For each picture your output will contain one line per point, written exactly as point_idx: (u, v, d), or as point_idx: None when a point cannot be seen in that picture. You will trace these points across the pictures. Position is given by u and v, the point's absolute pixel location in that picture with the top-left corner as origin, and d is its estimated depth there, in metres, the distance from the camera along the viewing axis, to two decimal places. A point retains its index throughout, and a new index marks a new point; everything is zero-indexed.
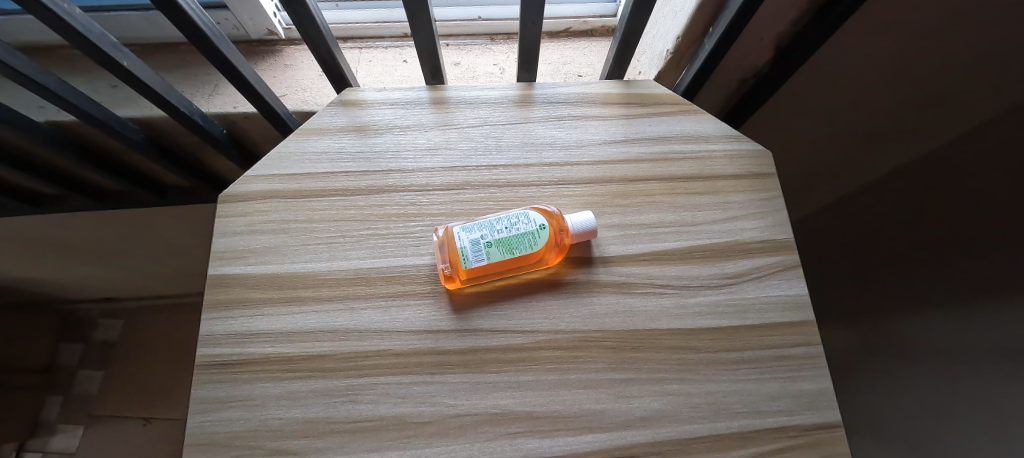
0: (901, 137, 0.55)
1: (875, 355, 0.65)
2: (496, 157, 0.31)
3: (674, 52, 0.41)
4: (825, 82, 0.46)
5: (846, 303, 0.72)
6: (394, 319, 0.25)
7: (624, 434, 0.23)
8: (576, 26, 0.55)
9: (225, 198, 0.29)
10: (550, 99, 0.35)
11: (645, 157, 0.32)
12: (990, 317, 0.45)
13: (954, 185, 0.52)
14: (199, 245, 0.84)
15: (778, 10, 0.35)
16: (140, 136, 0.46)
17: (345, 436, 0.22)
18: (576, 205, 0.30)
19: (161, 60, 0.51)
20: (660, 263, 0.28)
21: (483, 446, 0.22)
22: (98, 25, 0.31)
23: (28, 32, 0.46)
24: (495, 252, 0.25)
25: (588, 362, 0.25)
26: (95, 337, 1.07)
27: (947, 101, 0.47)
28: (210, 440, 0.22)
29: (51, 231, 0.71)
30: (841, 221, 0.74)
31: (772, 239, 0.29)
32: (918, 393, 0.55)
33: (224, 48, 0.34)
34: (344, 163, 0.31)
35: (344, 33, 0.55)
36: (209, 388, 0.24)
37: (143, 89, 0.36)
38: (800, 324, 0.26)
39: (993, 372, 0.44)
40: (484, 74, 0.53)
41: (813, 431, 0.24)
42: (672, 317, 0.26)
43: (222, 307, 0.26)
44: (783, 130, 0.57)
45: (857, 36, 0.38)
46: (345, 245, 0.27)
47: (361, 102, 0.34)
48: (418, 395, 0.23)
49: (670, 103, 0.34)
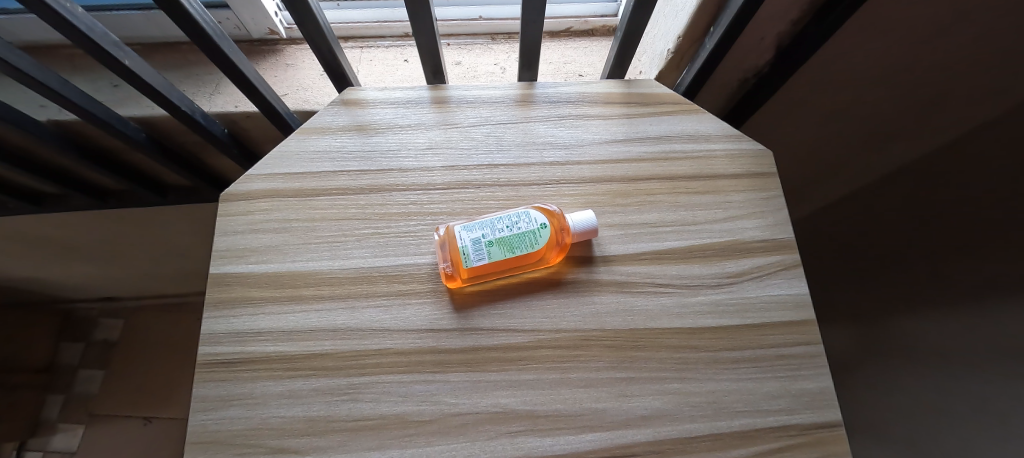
0: (902, 137, 0.55)
1: (876, 355, 0.65)
2: (496, 156, 0.31)
3: (674, 52, 0.41)
4: (826, 82, 0.46)
5: (846, 303, 0.72)
6: (395, 317, 0.25)
7: (624, 433, 0.23)
8: (577, 26, 0.55)
9: (226, 197, 0.29)
10: (550, 99, 0.35)
11: (645, 157, 0.32)
12: (992, 317, 0.45)
13: (955, 184, 0.52)
14: (199, 245, 0.85)
15: (778, 10, 0.35)
16: (142, 135, 0.46)
17: (345, 434, 0.22)
18: (577, 204, 0.30)
19: (162, 60, 0.51)
20: (661, 262, 0.28)
21: (484, 445, 0.22)
22: (100, 25, 0.31)
23: (30, 32, 0.46)
24: (496, 251, 0.25)
25: (589, 361, 0.25)
26: (95, 337, 1.07)
27: (948, 101, 0.47)
28: (212, 438, 0.22)
29: (52, 231, 0.71)
30: (841, 221, 0.74)
31: (772, 239, 0.29)
32: (918, 393, 0.55)
33: (225, 47, 0.34)
34: (345, 163, 0.31)
35: (345, 32, 0.55)
36: (210, 386, 0.24)
37: (145, 88, 0.37)
38: (801, 323, 0.26)
39: (994, 373, 0.44)
40: (485, 74, 0.53)
41: (813, 430, 0.24)
42: (673, 316, 0.26)
43: (223, 305, 0.26)
44: (784, 130, 0.57)
45: (858, 36, 0.38)
46: (346, 244, 0.27)
47: (362, 101, 0.34)
48: (419, 394, 0.23)
49: (671, 103, 0.34)
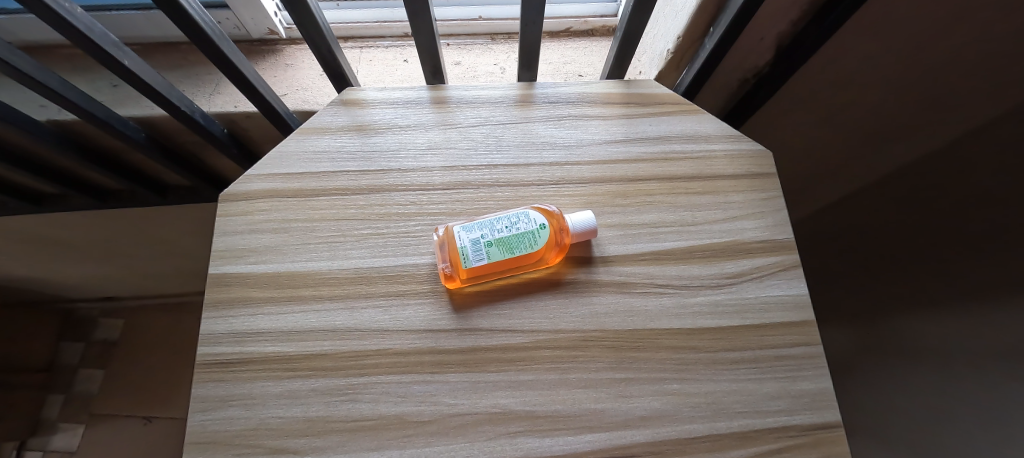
0: (903, 137, 0.55)
1: (876, 355, 0.65)
2: (496, 157, 0.31)
3: (674, 52, 0.41)
4: (826, 82, 0.46)
5: (846, 303, 0.72)
6: (395, 318, 0.25)
7: (624, 433, 0.23)
8: (576, 26, 0.55)
9: (226, 197, 0.29)
10: (550, 99, 0.35)
11: (645, 157, 0.32)
12: (992, 317, 0.45)
13: (955, 185, 0.52)
14: (199, 245, 0.85)
15: (778, 11, 0.35)
16: (141, 135, 0.46)
17: (345, 434, 0.22)
18: (576, 204, 0.30)
19: (162, 60, 0.51)
20: (660, 263, 0.28)
21: (484, 446, 0.22)
22: (99, 25, 0.31)
23: (29, 32, 0.46)
24: (495, 251, 0.25)
25: (588, 361, 0.25)
26: (95, 337, 1.07)
27: (948, 102, 0.47)
28: (211, 439, 0.22)
29: (52, 231, 0.71)
30: (840, 221, 0.74)
31: (772, 239, 0.29)
32: (918, 393, 0.55)
33: (225, 47, 0.34)
34: (344, 163, 0.31)
35: (345, 32, 0.55)
36: (209, 387, 0.24)
37: (144, 88, 0.37)
38: (801, 324, 0.26)
39: (994, 373, 0.44)
40: (484, 74, 0.53)
41: (813, 431, 0.24)
42: (672, 317, 0.26)
43: (222, 306, 0.26)
44: (783, 130, 0.57)
45: (858, 36, 0.38)
46: (345, 245, 0.27)
47: (361, 102, 0.34)
48: (418, 394, 0.23)
49: (671, 103, 0.34)
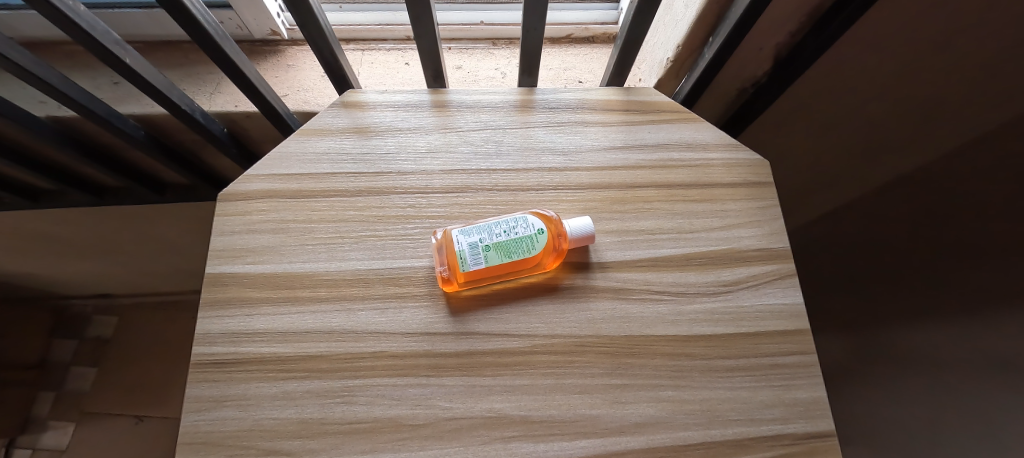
0: (902, 148, 0.55)
1: (872, 365, 0.65)
2: (496, 161, 0.31)
3: (674, 60, 0.42)
4: (826, 90, 0.46)
5: (845, 313, 0.71)
6: (392, 319, 0.25)
7: (618, 440, 0.23)
8: (577, 33, 0.56)
9: (225, 196, 0.29)
10: (549, 105, 0.35)
11: (644, 164, 0.32)
12: (991, 328, 0.45)
13: (954, 197, 0.52)
14: (199, 245, 0.85)
15: (776, 20, 0.35)
16: (141, 133, 0.46)
17: (339, 437, 0.22)
18: (575, 210, 0.30)
19: (163, 57, 0.51)
20: (658, 269, 0.28)
21: (478, 449, 0.22)
22: (103, 23, 0.31)
23: (34, 28, 0.47)
24: (494, 255, 0.25)
25: (584, 368, 0.25)
26: (89, 334, 1.07)
27: (949, 114, 0.47)
28: (203, 439, 0.22)
29: (54, 229, 0.72)
30: (840, 230, 0.74)
31: (769, 247, 0.29)
32: (913, 403, 0.55)
33: (227, 47, 0.34)
34: (344, 164, 0.31)
35: (346, 35, 0.55)
36: (203, 387, 0.23)
37: (144, 86, 0.36)
38: (793, 332, 0.26)
39: (989, 381, 0.44)
40: (485, 78, 0.53)
41: (807, 440, 0.24)
42: (667, 324, 0.26)
43: (218, 305, 0.26)
44: (783, 138, 0.57)
45: (855, 46, 0.39)
46: (343, 246, 0.27)
47: (362, 104, 0.34)
48: (413, 397, 0.23)
49: (669, 111, 0.35)
